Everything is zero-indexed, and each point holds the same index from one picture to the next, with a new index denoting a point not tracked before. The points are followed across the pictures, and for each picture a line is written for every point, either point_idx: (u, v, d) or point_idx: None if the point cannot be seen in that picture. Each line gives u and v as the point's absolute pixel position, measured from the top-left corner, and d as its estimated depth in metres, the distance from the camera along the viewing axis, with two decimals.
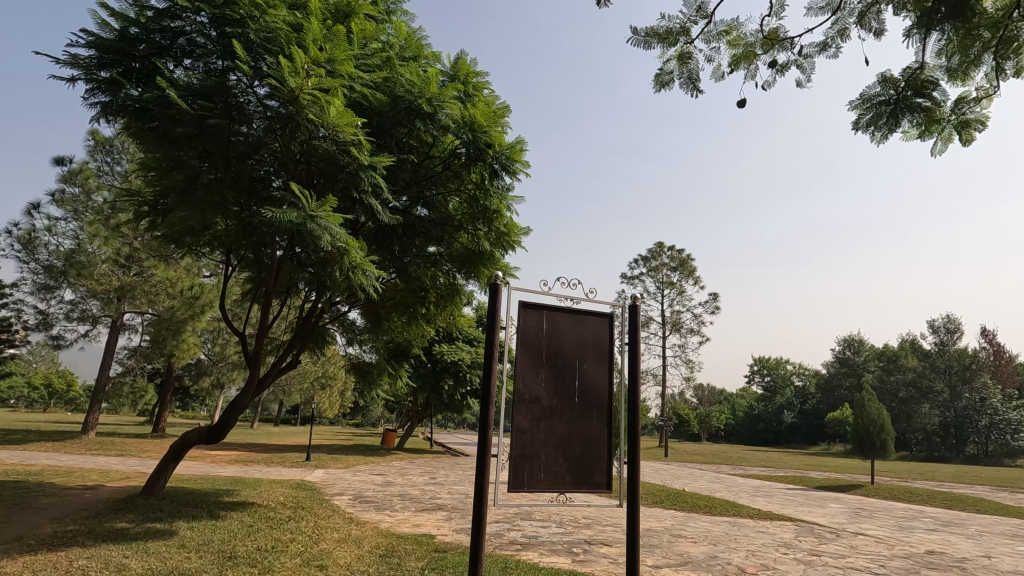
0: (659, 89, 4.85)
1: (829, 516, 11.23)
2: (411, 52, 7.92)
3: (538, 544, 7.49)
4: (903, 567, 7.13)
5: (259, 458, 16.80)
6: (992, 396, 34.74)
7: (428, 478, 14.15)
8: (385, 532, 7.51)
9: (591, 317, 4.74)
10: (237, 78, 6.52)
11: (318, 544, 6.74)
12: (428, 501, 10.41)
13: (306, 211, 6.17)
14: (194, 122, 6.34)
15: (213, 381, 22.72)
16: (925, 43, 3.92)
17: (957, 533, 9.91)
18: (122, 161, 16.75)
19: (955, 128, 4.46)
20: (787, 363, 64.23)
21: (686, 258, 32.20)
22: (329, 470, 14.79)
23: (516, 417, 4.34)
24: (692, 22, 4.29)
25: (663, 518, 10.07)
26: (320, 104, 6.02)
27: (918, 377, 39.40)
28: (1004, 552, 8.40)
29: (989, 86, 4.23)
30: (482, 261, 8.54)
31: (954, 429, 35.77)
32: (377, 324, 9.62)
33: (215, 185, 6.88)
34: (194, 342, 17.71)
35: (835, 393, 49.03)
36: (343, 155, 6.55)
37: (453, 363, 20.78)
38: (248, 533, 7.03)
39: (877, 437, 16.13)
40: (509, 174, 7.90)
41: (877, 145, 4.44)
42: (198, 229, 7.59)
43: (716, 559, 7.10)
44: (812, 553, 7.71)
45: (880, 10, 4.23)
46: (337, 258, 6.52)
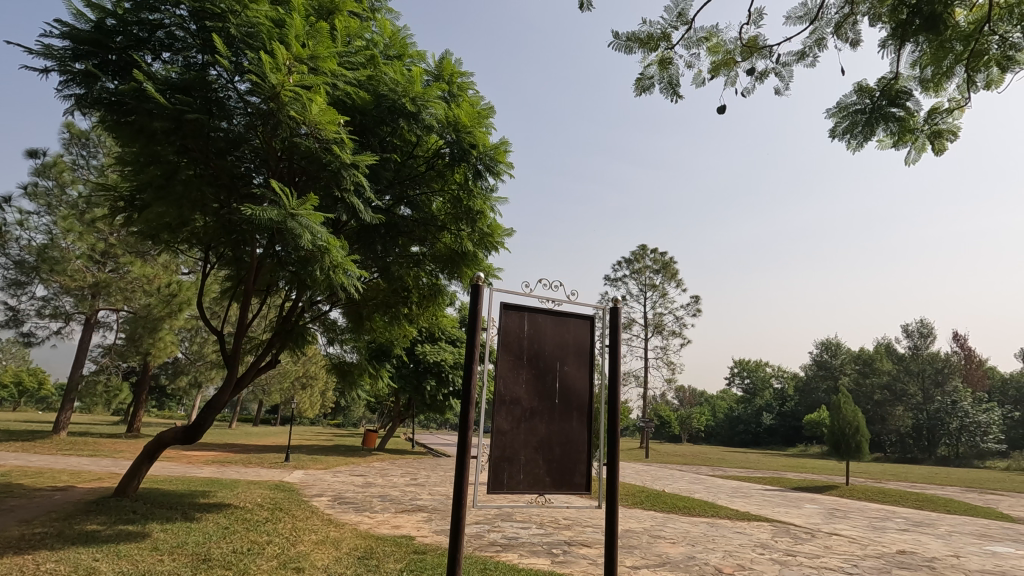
0: (639, 94, 4.87)
1: (805, 516, 11.42)
2: (395, 51, 7.87)
3: (518, 544, 7.52)
4: (875, 567, 7.27)
5: (237, 459, 16.54)
6: (963, 399, 35.50)
7: (409, 479, 14.06)
8: (364, 534, 7.46)
9: (572, 319, 4.76)
10: (217, 73, 6.44)
11: (296, 546, 6.66)
12: (409, 503, 10.38)
13: (286, 209, 6.07)
14: (172, 117, 6.19)
15: (191, 380, 22.36)
16: (900, 54, 4.01)
17: (927, 533, 10.14)
18: (98, 154, 16.37)
19: (928, 138, 4.57)
20: (766, 365, 65.21)
21: (669, 261, 32.48)
22: (308, 470, 14.63)
23: (496, 419, 4.33)
24: (672, 28, 4.33)
25: (643, 518, 10.14)
26: (302, 101, 5.94)
27: (893, 380, 40.19)
28: (973, 552, 8.61)
29: (960, 98, 4.33)
30: (465, 262, 8.50)
31: (926, 431, 36.81)
32: (359, 324, 9.57)
33: (194, 181, 6.83)
34: (171, 341, 17.36)
35: (813, 395, 49.84)
36: (325, 154, 6.49)
37: (435, 364, 20.72)
38: (223, 535, 6.92)
39: (852, 439, 16.44)
40: (493, 175, 7.89)
41: (853, 152, 4.53)
42: (175, 226, 7.45)
43: (693, 559, 7.16)
44: (787, 553, 7.83)
45: (856, 21, 4.32)
46: (317, 258, 6.46)
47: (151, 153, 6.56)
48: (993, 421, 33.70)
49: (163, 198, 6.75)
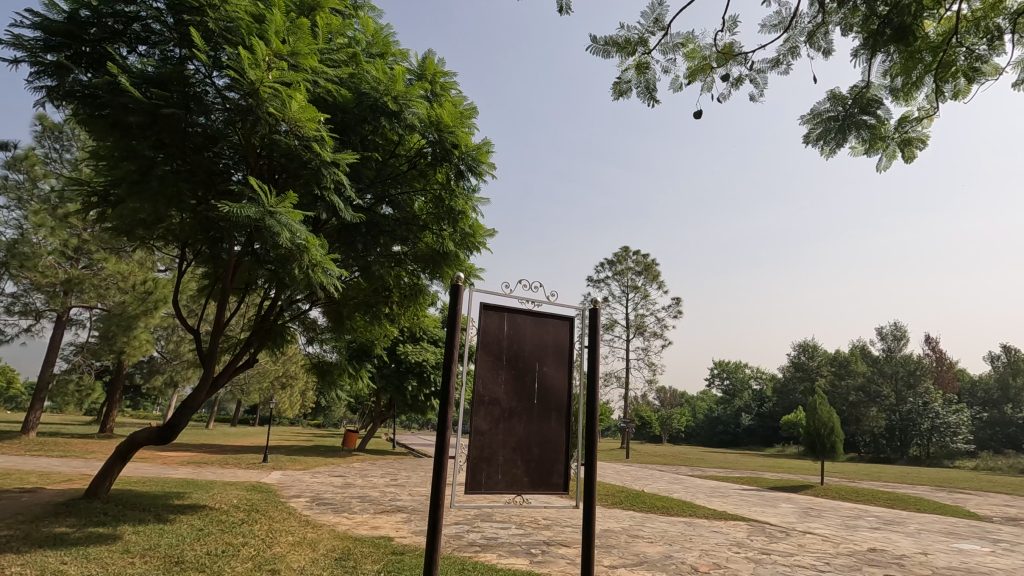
0: (617, 97, 4.90)
1: (780, 515, 11.61)
2: (378, 49, 7.80)
3: (497, 545, 7.52)
4: (846, 564, 7.43)
5: (214, 459, 16.28)
6: (934, 400, 36.29)
7: (389, 480, 13.99)
8: (342, 535, 7.40)
9: (552, 320, 4.79)
10: (195, 67, 6.30)
11: (271, 548, 6.57)
12: (388, 503, 10.35)
13: (265, 207, 5.99)
14: (147, 112, 6.11)
15: (167, 380, 22.00)
16: (871, 64, 4.10)
17: (897, 531, 10.38)
18: (72, 148, 15.97)
19: (899, 145, 4.69)
20: (745, 367, 66.25)
21: (651, 262, 32.78)
22: (286, 471, 14.46)
23: (474, 419, 4.35)
24: (650, 34, 4.37)
25: (622, 518, 10.20)
26: (282, 98, 5.88)
27: (867, 382, 41.02)
28: (940, 549, 8.85)
29: (930, 107, 4.45)
30: (447, 262, 8.49)
31: (898, 432, 37.07)
32: (340, 323, 9.50)
33: (171, 176, 6.72)
34: (147, 339, 17.01)
35: (790, 396, 50.64)
36: (305, 151, 6.45)
37: (417, 364, 20.64)
38: (198, 536, 6.84)
39: (827, 439, 16.74)
40: (475, 175, 7.90)
41: (826, 158, 4.62)
42: (151, 222, 7.31)
43: (670, 559, 7.23)
44: (762, 551, 7.95)
45: (828, 30, 4.42)
46: (296, 256, 6.39)
47: (126, 148, 6.41)
48: (962, 421, 34.58)
49: (138, 193, 6.67)
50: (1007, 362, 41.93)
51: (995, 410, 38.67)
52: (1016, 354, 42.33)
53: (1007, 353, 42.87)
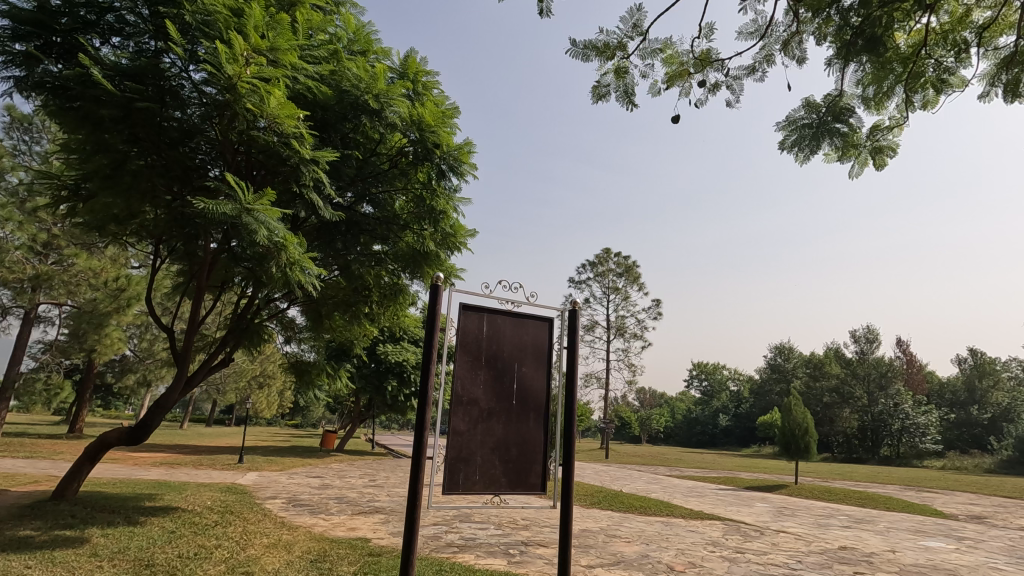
0: (597, 101, 4.94)
1: (755, 514, 11.78)
2: (359, 47, 7.71)
3: (475, 545, 7.51)
4: (817, 562, 7.58)
5: (187, 460, 15.97)
6: (904, 402, 37.17)
7: (367, 481, 13.87)
8: (318, 537, 7.32)
9: (531, 321, 4.80)
10: (170, 60, 6.17)
11: (246, 550, 6.48)
12: (366, 504, 10.24)
13: (241, 204, 5.90)
14: (120, 105, 5.98)
15: (139, 379, 21.53)
16: (844, 73, 4.18)
17: (867, 530, 10.64)
18: (42, 140, 15.59)
19: (870, 153, 4.82)
20: (722, 368, 67.20)
21: (632, 265, 33.04)
22: (263, 472, 14.24)
23: (453, 419, 4.35)
24: (628, 39, 4.41)
25: (600, 518, 10.27)
26: (260, 94, 5.80)
27: (841, 383, 41.55)
28: (908, 547, 9.08)
29: (900, 117, 4.57)
30: (428, 262, 8.45)
31: (870, 433, 38.29)
32: (318, 322, 9.38)
33: (145, 171, 6.57)
34: (118, 338, 16.87)
35: (767, 398, 51.45)
36: (283, 148, 6.36)
37: (397, 364, 20.49)
38: (170, 539, 6.70)
39: (802, 440, 17.05)
40: (457, 175, 7.89)
41: (801, 164, 4.69)
42: (123, 218, 7.13)
43: (647, 558, 7.30)
44: (736, 550, 8.08)
45: (802, 39, 4.51)
46: (274, 254, 6.28)
47: (98, 141, 6.24)
48: (931, 422, 35.52)
49: (110, 187, 6.52)
50: (974, 364, 43.15)
51: (962, 411, 39.75)
52: (982, 357, 43.62)
53: (973, 356, 44.19)
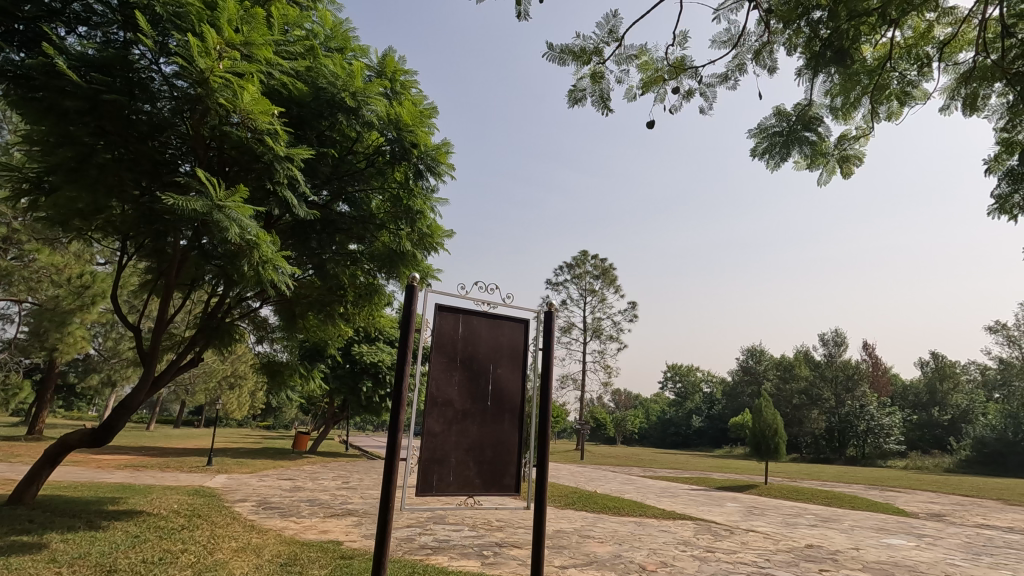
0: (572, 105, 4.98)
1: (726, 514, 12.00)
2: (337, 44, 7.63)
3: (449, 547, 7.48)
4: (784, 560, 7.76)
5: (153, 462, 15.54)
6: (870, 403, 38.22)
7: (340, 483, 13.70)
8: (288, 540, 7.20)
9: (507, 322, 4.81)
10: (140, 52, 6.04)
11: (213, 554, 6.35)
12: (338, 507, 10.11)
13: (213, 200, 5.77)
14: (87, 97, 5.81)
15: (104, 379, 20.91)
16: (813, 84, 4.29)
17: (832, 528, 10.92)
18: (3, 131, 15.03)
19: (838, 162, 4.98)
20: (696, 370, 68.29)
21: (609, 267, 33.35)
22: (232, 475, 13.94)
23: (428, 420, 4.34)
24: (604, 44, 4.46)
25: (574, 519, 10.32)
26: (234, 89, 5.68)
27: (810, 385, 42.66)
28: (870, 544, 9.35)
29: (866, 127, 4.73)
30: (404, 262, 8.37)
31: (837, 434, 38.68)
32: (291, 322, 9.24)
33: (111, 165, 6.38)
34: (81, 336, 16.78)
35: (739, 400, 52.41)
36: (257, 144, 6.26)
37: (372, 365, 20.28)
38: (133, 544, 6.52)
39: (772, 441, 17.43)
40: (434, 175, 7.87)
41: (772, 171, 4.80)
42: (89, 213, 6.89)
43: (619, 558, 7.37)
44: (707, 549, 8.21)
45: (773, 50, 4.61)
46: (246, 252, 6.17)
47: (63, 133, 6.04)
48: (895, 423, 36.58)
49: (75, 181, 6.31)
50: (935, 367, 44.62)
51: (924, 413, 41.05)
52: (943, 360, 45.16)
53: (935, 359, 45.70)
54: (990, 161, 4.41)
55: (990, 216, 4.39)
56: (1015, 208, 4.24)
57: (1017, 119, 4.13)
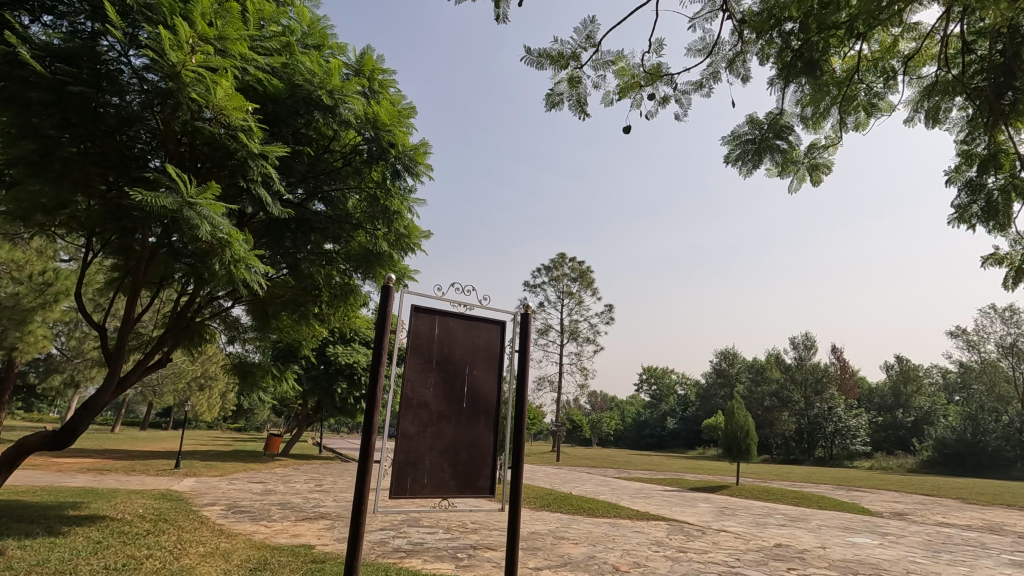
0: (550, 108, 5.00)
1: (698, 515, 12.19)
2: (314, 41, 7.55)
3: (423, 550, 7.43)
4: (754, 559, 7.90)
5: (117, 466, 15.09)
6: (837, 405, 39.23)
7: (313, 485, 13.50)
8: (258, 544, 7.06)
9: (483, 323, 4.80)
10: (108, 43, 5.87)
11: (179, 559, 6.19)
12: (311, 510, 9.96)
13: (183, 197, 5.64)
14: (51, 88, 5.61)
15: (66, 380, 20.27)
16: (785, 94, 4.39)
17: (800, 528, 11.17)
18: None
19: (808, 170, 5.11)
20: (671, 372, 69.22)
21: (586, 270, 33.58)
22: (201, 478, 13.62)
23: (401, 422, 4.30)
24: (582, 49, 4.50)
25: (549, 520, 10.36)
26: (206, 84, 5.56)
27: (781, 388, 43.45)
28: (836, 543, 9.59)
29: (834, 137, 4.87)
30: (380, 262, 8.30)
31: (806, 435, 39.99)
32: (264, 322, 9.09)
33: (77, 159, 6.18)
34: (43, 335, 15.84)
35: (712, 402, 53.28)
36: (230, 141, 6.15)
37: (347, 366, 20.04)
38: (95, 550, 6.33)
39: (743, 443, 17.75)
40: (412, 175, 7.83)
41: (744, 177, 4.89)
42: (51, 207, 6.66)
43: (593, 559, 7.43)
44: (678, 549, 8.32)
45: (746, 59, 4.71)
46: (218, 250, 6.04)
47: (24, 125, 5.79)
48: (861, 425, 37.62)
49: (38, 174, 6.11)
50: (900, 370, 46.00)
51: (889, 415, 42.29)
52: (907, 364, 46.58)
53: (900, 362, 47.11)
54: (952, 172, 4.54)
55: (950, 226, 4.49)
56: (973, 218, 4.35)
57: (975, 132, 4.30)
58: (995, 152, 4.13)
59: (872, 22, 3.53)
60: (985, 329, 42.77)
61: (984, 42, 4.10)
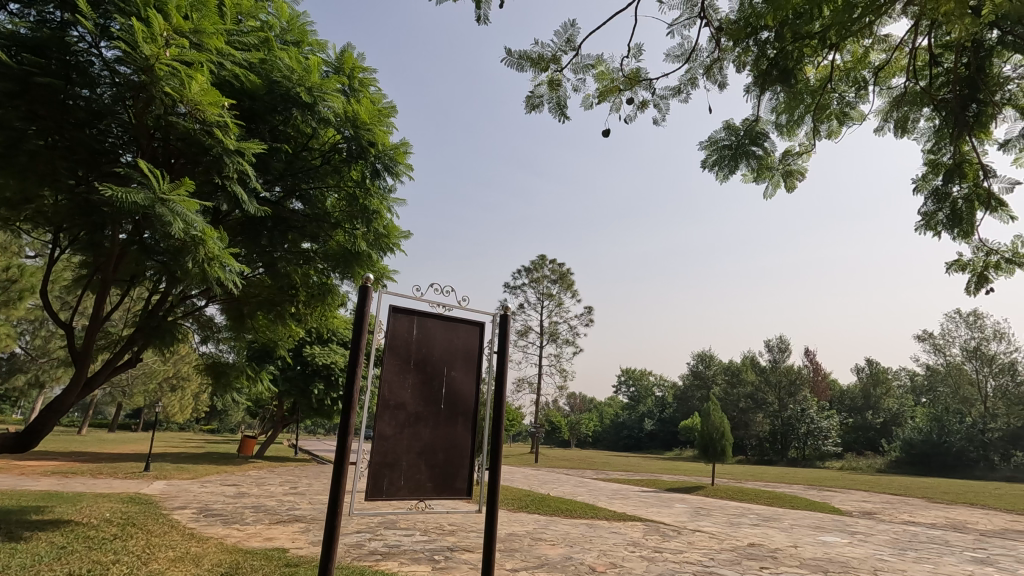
0: (530, 110, 5.02)
1: (674, 515, 12.32)
2: (293, 37, 7.46)
3: (399, 553, 7.37)
4: (728, 559, 8.02)
5: (84, 469, 14.64)
6: (810, 407, 40.07)
7: (287, 488, 13.29)
8: (230, 548, 6.92)
9: (462, 325, 4.79)
10: (79, 34, 5.72)
11: (148, 564, 6.04)
12: (285, 513, 9.80)
13: (156, 193, 5.51)
14: (17, 79, 5.44)
15: (30, 380, 19.58)
16: (761, 101, 4.47)
17: (773, 527, 11.38)
18: None
19: (782, 176, 5.22)
20: (649, 374, 69.96)
21: (566, 272, 33.72)
22: (171, 481, 13.28)
23: (379, 424, 4.27)
24: (562, 52, 4.51)
25: (526, 522, 10.37)
26: (181, 78, 5.44)
27: (756, 390, 44.12)
28: (807, 542, 9.79)
29: (808, 144, 4.98)
30: (359, 262, 8.22)
31: (780, 436, 40.96)
32: (239, 322, 8.93)
33: (44, 152, 6.00)
34: (7, 334, 15.26)
35: (689, 403, 53.95)
36: (206, 136, 6.03)
37: (324, 367, 19.80)
38: (59, 555, 6.13)
39: (719, 444, 18.02)
40: (392, 175, 7.79)
41: (721, 182, 4.96)
42: (16, 201, 6.45)
43: (570, 560, 7.46)
44: (654, 550, 8.40)
45: (723, 66, 4.80)
46: (191, 248, 5.91)
47: None
48: (833, 426, 38.58)
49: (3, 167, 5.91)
50: (869, 373, 47.18)
51: (859, 416, 43.32)
52: (877, 366, 47.79)
53: (870, 365, 48.30)
54: (919, 180, 4.66)
55: (917, 232, 4.61)
56: (938, 225, 4.48)
57: (942, 142, 4.44)
58: (960, 161, 4.27)
59: (844, 34, 3.60)
60: (950, 333, 44.18)
61: (950, 55, 4.22)
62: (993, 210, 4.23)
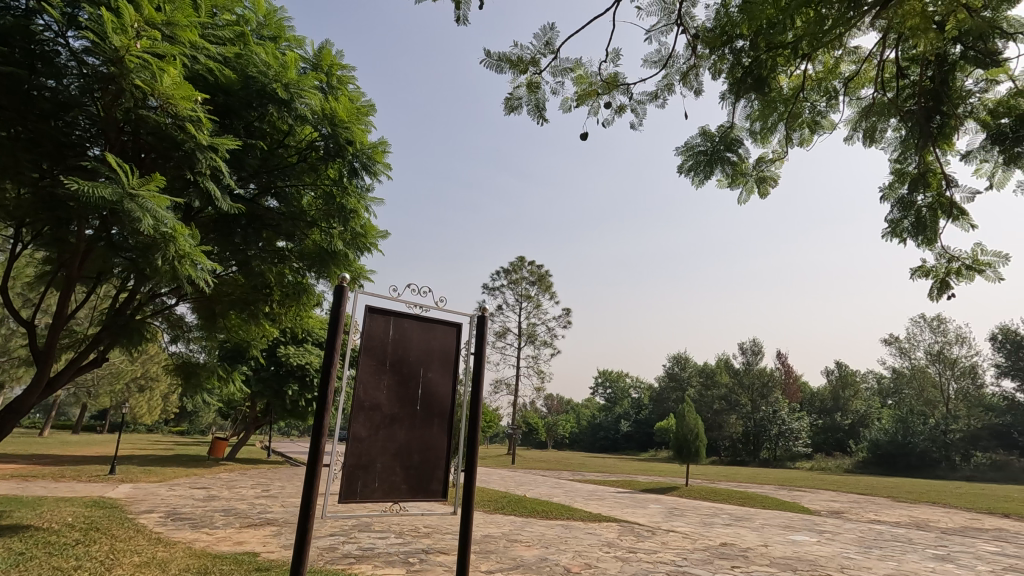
0: (508, 112, 5.03)
1: (648, 516, 12.44)
2: (270, 32, 7.35)
3: (373, 555, 7.29)
4: (700, 558, 8.14)
5: (45, 472, 14.15)
6: (781, 408, 40.95)
7: (259, 491, 13.04)
8: (198, 553, 6.77)
9: (439, 326, 4.78)
10: (44, 22, 5.55)
11: (112, 570, 5.87)
12: (257, 516, 9.62)
13: (124, 188, 5.35)
14: None
15: None
16: (735, 108, 4.56)
17: (745, 527, 11.58)
18: None
19: (756, 182, 5.32)
20: (626, 376, 70.63)
21: (545, 273, 33.84)
22: (138, 484, 12.92)
23: (354, 424, 4.22)
24: (540, 55, 4.54)
25: (502, 523, 10.36)
26: (152, 71, 5.29)
27: (729, 392, 44.84)
28: (777, 541, 9.99)
29: (781, 151, 5.09)
30: (335, 261, 8.11)
31: (753, 437, 41.91)
32: (211, 321, 8.74)
33: (6, 144, 5.80)
34: None
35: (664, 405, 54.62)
36: (178, 131, 5.88)
37: (299, 367, 19.50)
38: (17, 562, 5.92)
39: (693, 445, 18.27)
40: (370, 174, 7.74)
41: (696, 187, 5.04)
42: None
43: (545, 561, 7.47)
44: (629, 550, 8.47)
45: (699, 73, 4.88)
46: (161, 245, 5.76)
47: None
48: (802, 427, 39.83)
49: None
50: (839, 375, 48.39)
51: (828, 417, 44.39)
52: (846, 369, 49.07)
53: (839, 368, 49.55)
54: (886, 189, 4.80)
55: (883, 239, 4.74)
56: (904, 233, 4.61)
57: (907, 152, 4.57)
58: (924, 171, 4.41)
59: (816, 45, 3.68)
60: (915, 337, 45.59)
61: (916, 68, 4.34)
62: (954, 218, 4.36)
